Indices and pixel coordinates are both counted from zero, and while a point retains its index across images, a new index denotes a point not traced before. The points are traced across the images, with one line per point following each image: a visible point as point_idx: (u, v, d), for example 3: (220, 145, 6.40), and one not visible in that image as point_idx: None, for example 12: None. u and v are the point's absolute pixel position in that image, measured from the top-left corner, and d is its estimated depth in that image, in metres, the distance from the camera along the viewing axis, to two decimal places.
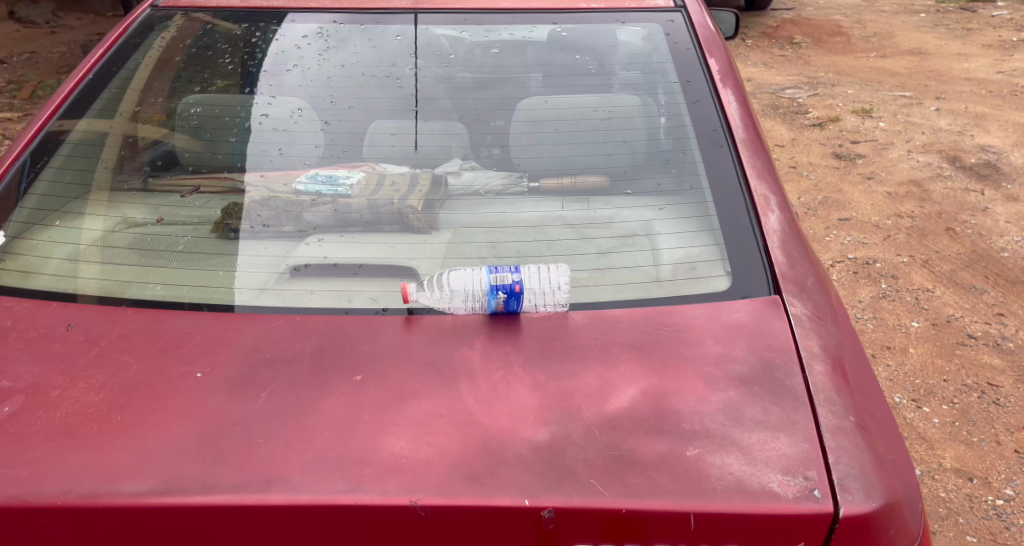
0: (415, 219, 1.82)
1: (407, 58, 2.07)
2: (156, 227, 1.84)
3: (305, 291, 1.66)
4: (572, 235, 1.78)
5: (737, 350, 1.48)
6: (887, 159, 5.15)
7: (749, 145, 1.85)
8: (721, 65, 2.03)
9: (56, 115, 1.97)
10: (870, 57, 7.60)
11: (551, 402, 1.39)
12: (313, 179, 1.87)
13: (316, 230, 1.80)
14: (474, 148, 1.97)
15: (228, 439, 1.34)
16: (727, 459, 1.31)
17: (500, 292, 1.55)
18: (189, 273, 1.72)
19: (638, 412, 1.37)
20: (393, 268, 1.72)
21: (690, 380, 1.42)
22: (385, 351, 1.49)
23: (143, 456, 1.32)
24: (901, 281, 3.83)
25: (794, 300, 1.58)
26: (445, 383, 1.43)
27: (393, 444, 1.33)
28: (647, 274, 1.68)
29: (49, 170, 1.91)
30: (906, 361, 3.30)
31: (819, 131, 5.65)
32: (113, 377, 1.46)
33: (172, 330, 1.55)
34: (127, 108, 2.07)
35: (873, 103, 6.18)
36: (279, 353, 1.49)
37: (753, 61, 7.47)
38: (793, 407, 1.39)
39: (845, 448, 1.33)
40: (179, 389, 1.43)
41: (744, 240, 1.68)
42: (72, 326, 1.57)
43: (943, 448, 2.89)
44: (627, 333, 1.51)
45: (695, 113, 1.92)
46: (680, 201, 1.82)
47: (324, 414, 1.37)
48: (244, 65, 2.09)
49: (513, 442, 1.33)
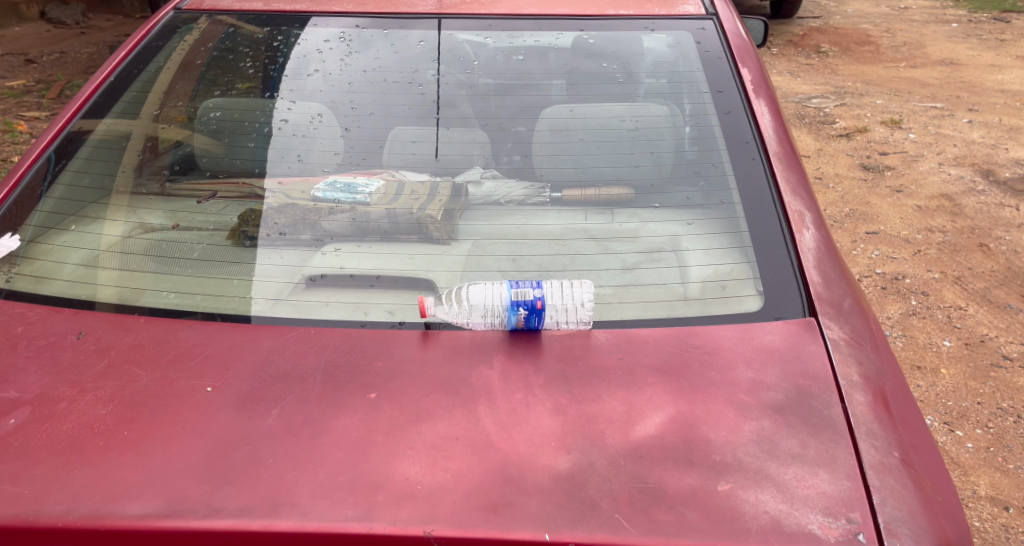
0: (434, 228, 1.77)
1: (428, 63, 2.01)
2: (171, 233, 1.80)
3: (320, 303, 1.61)
4: (595, 249, 1.71)
5: (769, 376, 1.41)
6: (918, 171, 5.05)
7: (783, 159, 1.77)
8: (755, 75, 1.95)
9: (77, 117, 1.94)
10: (900, 67, 7.48)
11: (573, 427, 1.32)
12: (331, 186, 1.84)
13: (333, 239, 1.76)
14: (495, 155, 1.89)
15: (236, 459, 1.28)
16: (762, 496, 1.23)
17: (521, 308, 1.49)
18: (203, 280, 1.67)
19: (665, 441, 1.30)
20: (410, 280, 1.67)
21: (721, 408, 1.36)
22: (401, 369, 1.43)
23: (148, 474, 1.26)
24: (931, 297, 3.74)
25: (831, 324, 1.51)
26: (463, 403, 1.37)
27: (407, 468, 1.26)
28: (674, 292, 1.61)
29: (66, 174, 1.87)
30: (938, 382, 3.21)
31: (847, 141, 5.56)
32: (121, 389, 1.40)
33: (184, 340, 1.51)
34: (151, 110, 2.03)
35: (903, 114, 6.07)
36: (291, 369, 1.44)
37: (779, 70, 7.38)
38: (831, 440, 1.31)
39: (890, 487, 1.26)
40: (190, 403, 1.37)
41: (777, 257, 1.61)
42: (83, 335, 1.53)
43: (977, 474, 2.80)
44: (653, 356, 1.44)
45: (726, 124, 1.85)
46: (708, 215, 1.74)
47: (336, 434, 1.31)
48: (264, 69, 2.05)
49: (533, 470, 1.26)
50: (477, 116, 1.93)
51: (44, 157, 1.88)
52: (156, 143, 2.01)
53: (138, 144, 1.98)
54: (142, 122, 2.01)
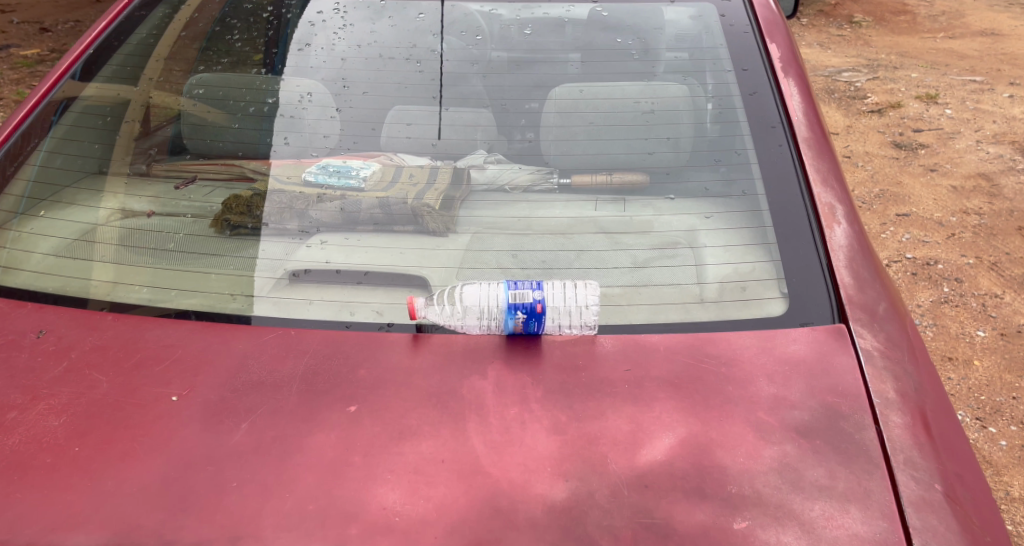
0: (430, 220, 1.61)
1: (432, 37, 1.85)
2: (149, 221, 1.67)
3: (304, 301, 1.48)
4: (604, 244, 1.55)
5: (793, 393, 1.27)
6: (953, 150, 4.83)
7: (813, 145, 1.60)
8: (784, 51, 1.77)
9: (53, 91, 1.82)
10: (937, 39, 7.19)
11: (572, 449, 1.19)
12: (324, 169, 1.70)
13: (320, 231, 1.62)
14: (507, 132, 1.73)
15: (196, 482, 1.15)
16: (783, 537, 1.10)
17: (519, 312, 1.34)
18: (179, 274, 1.56)
19: (675, 468, 1.16)
20: (402, 277, 1.53)
21: (738, 429, 1.22)
22: (386, 378, 1.30)
23: (96, 497, 1.13)
24: (965, 284, 3.56)
25: (863, 332, 1.36)
26: (451, 420, 1.24)
27: (385, 496, 1.13)
28: (689, 293, 1.46)
29: (38, 155, 1.74)
30: (970, 375, 3.04)
31: (878, 117, 5.34)
32: (78, 397, 1.28)
33: (152, 342, 1.38)
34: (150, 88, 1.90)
35: (940, 88, 5.83)
36: (265, 376, 1.31)
37: (808, 41, 7.14)
38: (864, 470, 1.17)
39: (932, 529, 1.12)
40: (151, 414, 1.25)
41: (805, 255, 1.46)
42: (44, 334, 1.41)
43: (1011, 474, 2.65)
44: (664, 367, 1.30)
45: (751, 105, 1.68)
46: (729, 206, 1.57)
47: (309, 453, 1.19)
48: (269, 45, 1.91)
49: (526, 501, 1.13)
50: (490, 95, 1.77)
51: (16, 133, 1.75)
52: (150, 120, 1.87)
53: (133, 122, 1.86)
54: (132, 94, 1.88)
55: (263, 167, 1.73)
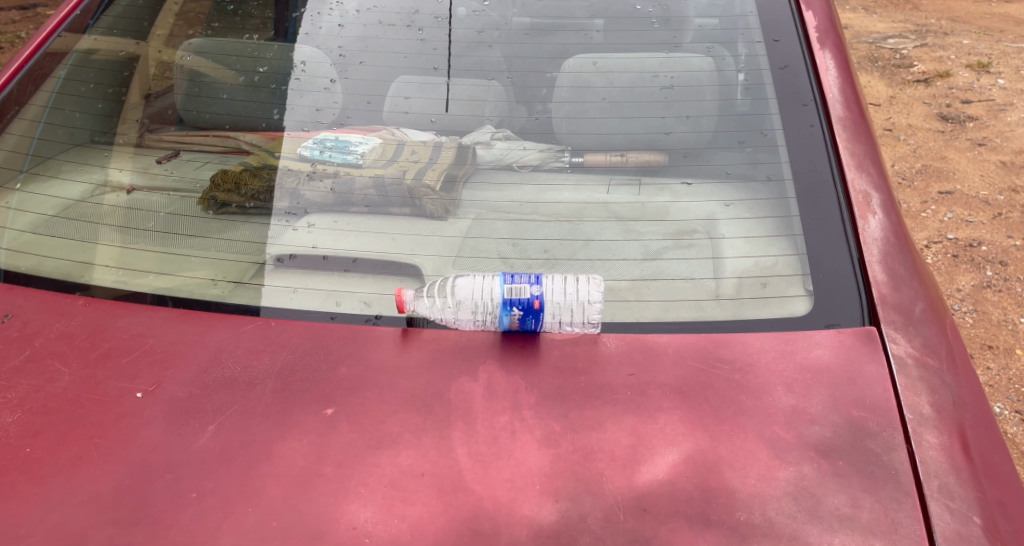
0: (428, 202, 1.48)
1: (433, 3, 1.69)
2: (128, 198, 1.55)
3: (287, 289, 1.37)
4: (615, 232, 1.41)
5: (814, 406, 1.15)
6: (1005, 122, 4.59)
7: (848, 126, 1.45)
8: (821, 19, 1.60)
9: (49, 41, 1.69)
10: (992, 3, 6.85)
11: (566, 465, 1.08)
12: (320, 144, 1.55)
13: (309, 210, 1.47)
14: (526, 104, 1.59)
15: (153, 491, 1.07)
16: None
17: (515, 309, 1.23)
18: (160, 257, 1.45)
19: (678, 490, 1.06)
20: (392, 265, 1.42)
21: (750, 446, 1.10)
22: (369, 376, 1.20)
23: (41, 507, 1.06)
24: (1011, 268, 3.37)
25: (897, 337, 1.23)
26: (436, 426, 1.13)
27: (357, 514, 1.04)
28: (703, 289, 1.34)
29: (19, 124, 1.63)
30: (1012, 365, 2.88)
31: (924, 88, 5.11)
32: (37, 391, 1.20)
33: (121, 330, 1.29)
34: (153, 54, 1.77)
35: (993, 56, 5.55)
36: (238, 373, 1.21)
37: (853, 6, 6.86)
38: (891, 499, 1.06)
39: None
40: (112, 413, 1.16)
41: (834, 249, 1.32)
42: (10, 318, 1.34)
43: None
44: (672, 373, 1.18)
45: (782, 80, 1.52)
46: (754, 194, 1.42)
47: (279, 462, 1.09)
48: (278, 10, 1.75)
49: (511, 524, 1.03)
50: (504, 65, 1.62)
51: (12, 83, 1.64)
52: (149, 89, 1.76)
53: (132, 90, 1.75)
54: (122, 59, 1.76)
55: (258, 141, 1.59)
